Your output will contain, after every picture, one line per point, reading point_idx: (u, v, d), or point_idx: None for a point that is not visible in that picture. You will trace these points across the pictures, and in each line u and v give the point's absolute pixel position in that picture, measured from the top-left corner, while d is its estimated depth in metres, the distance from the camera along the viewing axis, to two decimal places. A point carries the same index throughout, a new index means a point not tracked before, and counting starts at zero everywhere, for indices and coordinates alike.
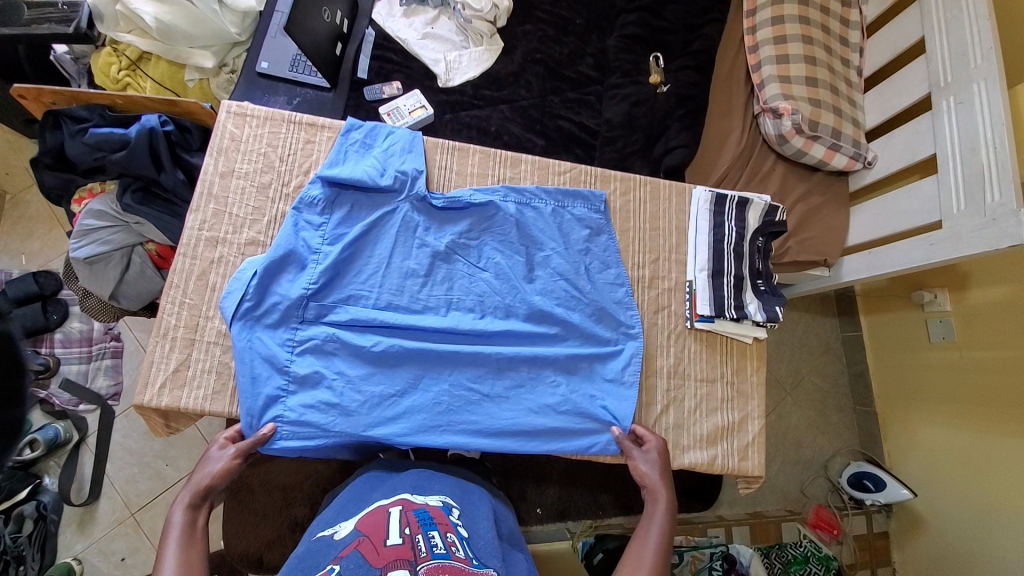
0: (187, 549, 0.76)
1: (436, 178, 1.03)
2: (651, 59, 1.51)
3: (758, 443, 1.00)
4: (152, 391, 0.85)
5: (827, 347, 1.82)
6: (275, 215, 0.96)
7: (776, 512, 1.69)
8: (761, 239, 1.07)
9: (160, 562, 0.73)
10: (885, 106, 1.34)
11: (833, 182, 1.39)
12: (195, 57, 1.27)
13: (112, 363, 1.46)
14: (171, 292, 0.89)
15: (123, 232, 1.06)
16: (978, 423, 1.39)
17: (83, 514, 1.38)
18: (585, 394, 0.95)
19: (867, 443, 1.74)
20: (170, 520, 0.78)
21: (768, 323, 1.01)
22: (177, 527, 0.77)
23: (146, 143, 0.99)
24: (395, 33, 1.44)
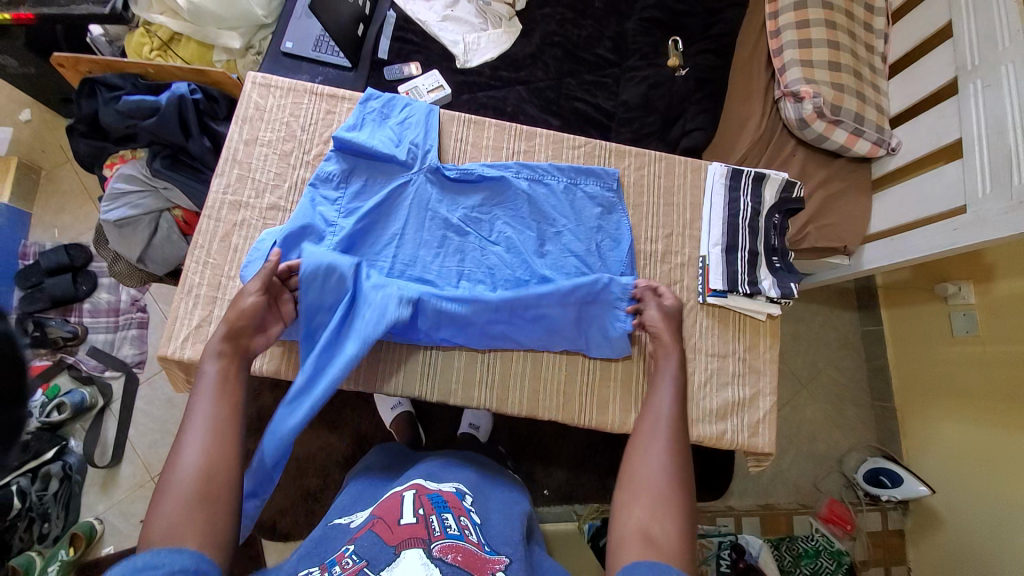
0: (219, 392, 0.73)
1: (451, 151, 1.05)
2: (670, 43, 1.51)
3: (768, 420, 0.99)
4: (176, 344, 0.89)
5: (846, 340, 1.79)
6: (296, 181, 0.98)
7: (788, 504, 1.66)
8: (777, 216, 1.06)
9: (196, 403, 0.71)
10: (910, 91, 1.31)
11: (854, 168, 1.37)
12: (223, 38, 1.31)
13: (138, 333, 1.51)
14: (196, 252, 0.93)
15: (152, 197, 1.10)
16: (1001, 419, 1.35)
17: (106, 476, 1.44)
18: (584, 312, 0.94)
19: (884, 439, 1.71)
20: (204, 363, 0.76)
21: (782, 299, 1.01)
22: (212, 369, 0.75)
23: (175, 110, 1.03)
24: (415, 14, 1.46)
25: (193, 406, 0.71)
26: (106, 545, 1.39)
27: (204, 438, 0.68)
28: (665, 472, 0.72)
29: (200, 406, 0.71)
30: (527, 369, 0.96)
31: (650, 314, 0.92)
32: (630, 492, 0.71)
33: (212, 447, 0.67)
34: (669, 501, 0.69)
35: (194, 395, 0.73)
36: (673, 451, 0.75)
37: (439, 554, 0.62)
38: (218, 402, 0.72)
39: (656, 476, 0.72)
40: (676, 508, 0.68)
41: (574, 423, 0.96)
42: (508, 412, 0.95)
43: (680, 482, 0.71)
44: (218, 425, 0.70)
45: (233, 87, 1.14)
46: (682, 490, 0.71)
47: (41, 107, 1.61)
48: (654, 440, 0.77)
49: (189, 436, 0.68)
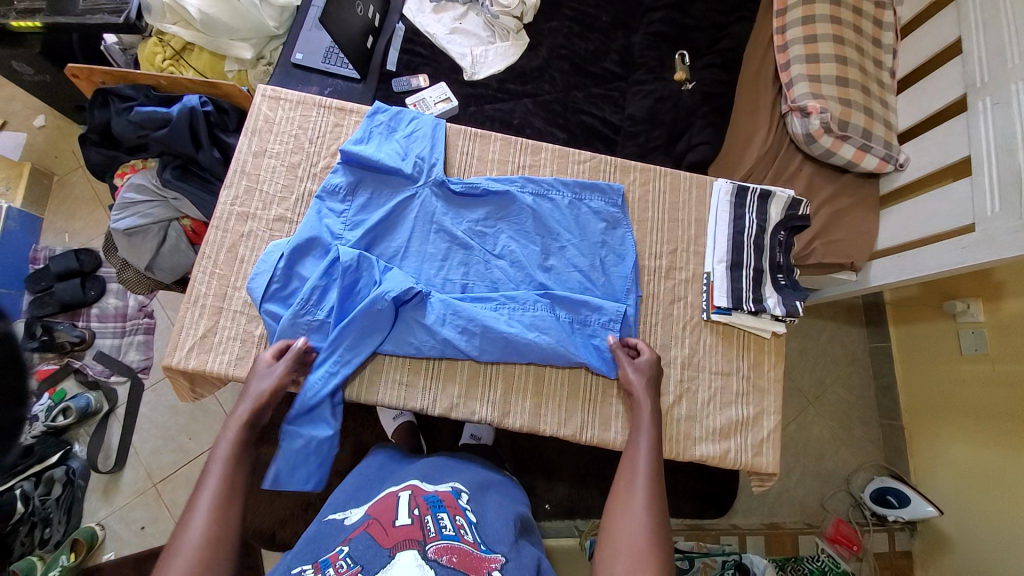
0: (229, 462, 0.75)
1: (456, 164, 1.05)
2: (676, 57, 1.52)
3: (773, 440, 0.98)
4: (182, 354, 0.89)
5: (853, 357, 1.77)
6: (303, 193, 0.99)
7: (793, 523, 1.64)
8: (782, 233, 1.04)
9: (207, 474, 0.73)
10: (919, 108, 1.30)
11: (861, 184, 1.36)
12: (235, 49, 1.33)
13: (143, 338, 1.52)
14: (202, 262, 0.93)
15: (162, 207, 1.11)
16: (1011, 440, 1.33)
17: (108, 482, 1.44)
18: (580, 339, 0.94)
19: (892, 458, 1.68)
20: (224, 433, 0.77)
21: (787, 317, 0.99)
22: (230, 439, 0.77)
23: (186, 122, 1.05)
24: (423, 27, 1.47)
25: (206, 476, 0.73)
26: (106, 551, 1.40)
27: (210, 517, 0.68)
28: (645, 527, 0.72)
29: (212, 475, 0.73)
30: (529, 385, 0.95)
31: (632, 368, 0.91)
32: (610, 549, 0.72)
33: (215, 527, 0.68)
34: (648, 560, 0.69)
35: (210, 463, 0.74)
36: (652, 502, 0.76)
37: (434, 555, 0.62)
38: (229, 478, 0.73)
39: (634, 532, 0.72)
40: (656, 563, 0.69)
41: (575, 440, 0.95)
42: (509, 426, 0.94)
43: (658, 538, 0.72)
44: (225, 501, 0.71)
45: (243, 99, 1.15)
46: (661, 545, 0.71)
47: (54, 115, 1.64)
48: (631, 493, 0.77)
49: (196, 511, 0.69)
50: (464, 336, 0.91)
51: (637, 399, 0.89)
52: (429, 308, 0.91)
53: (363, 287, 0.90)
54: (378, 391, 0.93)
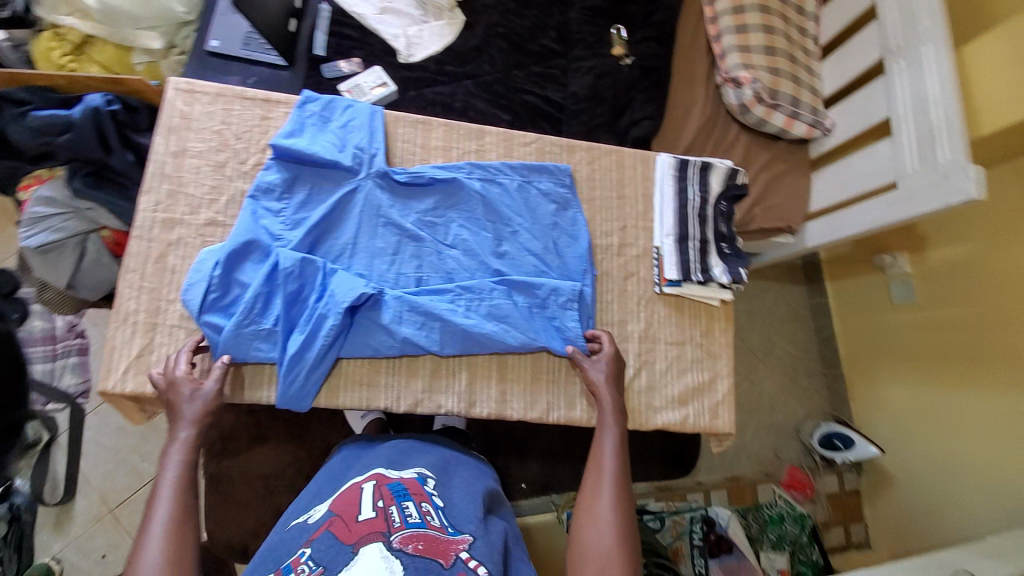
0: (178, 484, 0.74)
1: (398, 153, 1.02)
2: (613, 32, 1.52)
3: (727, 401, 1.03)
4: (117, 377, 0.84)
5: (797, 314, 1.88)
6: (234, 194, 0.93)
7: (753, 474, 1.75)
8: (724, 203, 1.09)
9: (155, 498, 0.73)
10: (842, 73, 1.37)
11: (794, 150, 1.42)
12: (142, 39, 1.22)
13: (79, 360, 1.42)
14: (127, 276, 0.87)
15: (76, 218, 1.02)
16: (940, 377, 1.46)
17: (59, 512, 1.35)
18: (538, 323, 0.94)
19: (836, 404, 1.81)
20: (168, 458, 0.76)
21: (733, 284, 1.04)
22: (176, 465, 0.75)
23: (91, 124, 0.96)
24: (350, 7, 1.40)
25: (155, 503, 0.72)
26: None
27: (164, 544, 0.69)
28: (611, 529, 0.76)
29: (162, 501, 0.72)
30: (493, 373, 0.96)
31: (596, 371, 0.92)
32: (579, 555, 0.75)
33: (173, 552, 0.69)
34: (615, 564, 0.73)
35: (157, 489, 0.74)
36: (616, 504, 0.79)
37: (399, 546, 0.62)
38: (179, 504, 0.73)
39: (602, 537, 0.76)
40: (623, 562, 0.74)
41: (543, 422, 0.97)
42: (475, 415, 0.94)
43: (623, 539, 0.76)
44: (178, 525, 0.71)
45: (155, 95, 1.06)
46: (625, 543, 0.76)
47: None
48: (596, 496, 0.80)
49: (150, 538, 0.69)
50: (422, 332, 0.89)
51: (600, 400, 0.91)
52: (385, 307, 0.89)
53: (312, 291, 0.86)
54: (338, 395, 0.91)
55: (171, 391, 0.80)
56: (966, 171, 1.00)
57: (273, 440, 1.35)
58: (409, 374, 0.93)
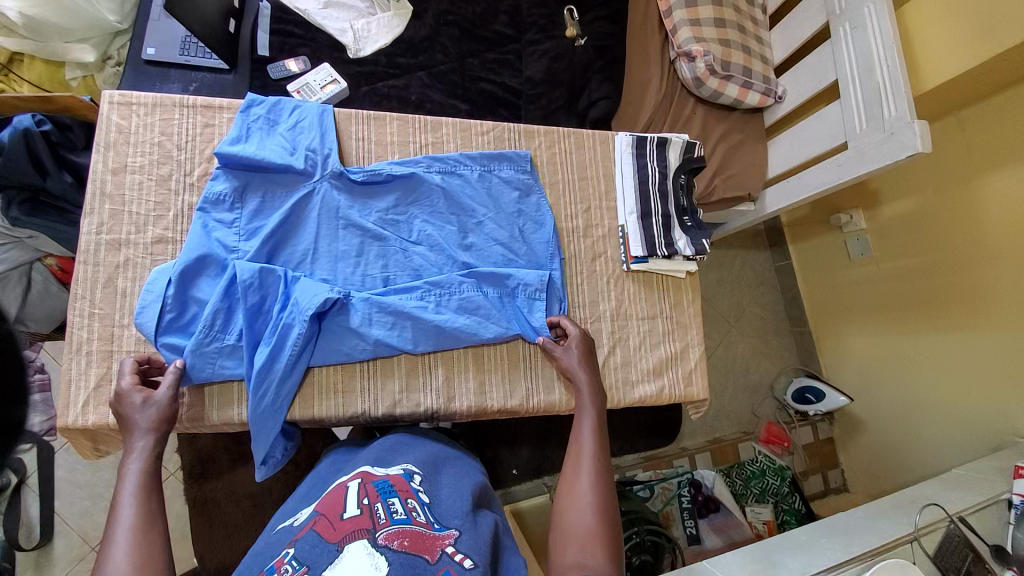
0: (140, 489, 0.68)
1: (353, 152, 1.00)
2: (565, 12, 1.51)
3: (700, 368, 1.07)
4: (76, 411, 0.81)
5: (763, 278, 1.94)
6: (181, 209, 0.90)
7: (733, 435, 1.81)
8: (683, 176, 1.11)
9: (117, 506, 0.66)
10: (790, 40, 1.40)
11: (748, 119, 1.46)
12: (74, 53, 1.15)
13: (40, 396, 1.35)
14: (77, 304, 0.83)
15: (17, 249, 0.97)
16: (902, 326, 1.53)
17: (38, 556, 1.30)
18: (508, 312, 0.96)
19: (805, 360, 1.89)
20: (127, 467, 0.70)
21: (697, 255, 1.06)
22: (136, 472, 0.70)
23: (23, 146, 0.90)
24: (292, 3, 1.35)
25: (116, 512, 0.65)
26: None
27: (132, 546, 0.62)
28: (591, 508, 0.73)
29: (124, 506, 0.66)
30: (469, 365, 0.96)
31: (569, 355, 0.92)
32: (560, 539, 0.71)
33: (143, 553, 0.62)
34: (596, 543, 0.70)
35: (117, 499, 0.67)
36: (595, 484, 0.76)
37: (384, 542, 0.61)
38: (143, 507, 0.67)
39: (581, 518, 0.72)
40: (605, 541, 0.70)
41: (524, 408, 0.98)
42: (456, 409, 0.95)
43: (604, 518, 0.72)
44: (146, 527, 0.65)
45: (88, 111, 1.00)
46: (606, 522, 0.72)
47: None
48: (575, 478, 0.78)
49: (114, 545, 0.62)
50: (393, 331, 0.89)
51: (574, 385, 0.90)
52: (353, 311, 0.88)
53: (275, 302, 0.85)
54: (313, 405, 0.90)
55: (123, 410, 0.75)
56: (910, 126, 1.03)
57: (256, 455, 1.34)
58: (384, 377, 0.93)
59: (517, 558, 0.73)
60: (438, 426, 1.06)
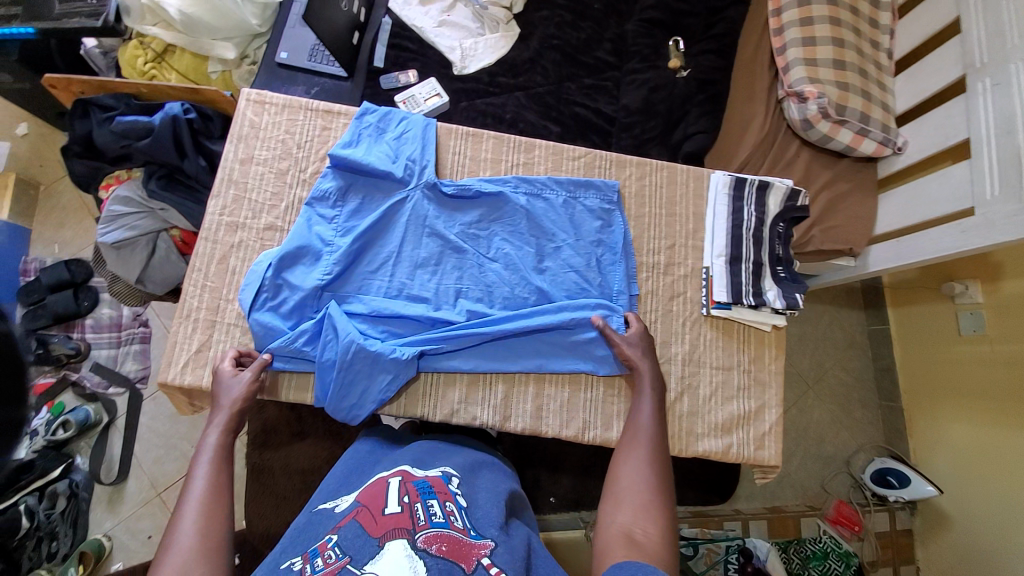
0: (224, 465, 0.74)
1: (449, 164, 1.03)
2: (671, 44, 1.48)
3: (775, 432, 0.98)
4: (176, 369, 0.88)
5: (852, 341, 1.77)
6: (293, 200, 0.97)
7: (795, 506, 1.65)
8: (782, 225, 1.04)
9: (192, 475, 0.73)
10: (916, 90, 1.28)
11: (861, 168, 1.34)
12: (217, 49, 1.30)
13: (140, 347, 1.51)
14: (193, 275, 0.92)
15: (149, 218, 1.08)
16: (1008, 419, 1.35)
17: (112, 492, 1.44)
18: (571, 342, 0.95)
19: (891, 439, 1.69)
20: (205, 440, 0.78)
21: (788, 310, 0.98)
22: (211, 448, 0.77)
23: (169, 130, 1.02)
24: (411, 21, 1.43)
25: (191, 482, 0.72)
26: (115, 561, 1.40)
27: (200, 515, 0.69)
28: (644, 483, 0.73)
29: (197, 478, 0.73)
30: (529, 389, 0.95)
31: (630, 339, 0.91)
32: (610, 502, 0.72)
33: (206, 526, 0.68)
34: (641, 499, 0.71)
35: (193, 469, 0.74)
36: (651, 463, 0.77)
37: (423, 545, 0.61)
38: (213, 483, 0.73)
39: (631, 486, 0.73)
40: (657, 513, 0.70)
41: (578, 441, 0.95)
42: (510, 429, 0.93)
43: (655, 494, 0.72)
44: (212, 504, 0.71)
45: (227, 105, 1.12)
46: (659, 497, 0.72)
47: (38, 122, 1.62)
48: (629, 454, 0.78)
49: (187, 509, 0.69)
50: (460, 346, 0.92)
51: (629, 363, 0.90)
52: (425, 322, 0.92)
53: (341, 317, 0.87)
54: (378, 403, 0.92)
55: (217, 388, 0.82)
56: None
57: (312, 435, 1.40)
58: (438, 384, 0.93)
59: (551, 568, 0.71)
60: (483, 434, 1.06)
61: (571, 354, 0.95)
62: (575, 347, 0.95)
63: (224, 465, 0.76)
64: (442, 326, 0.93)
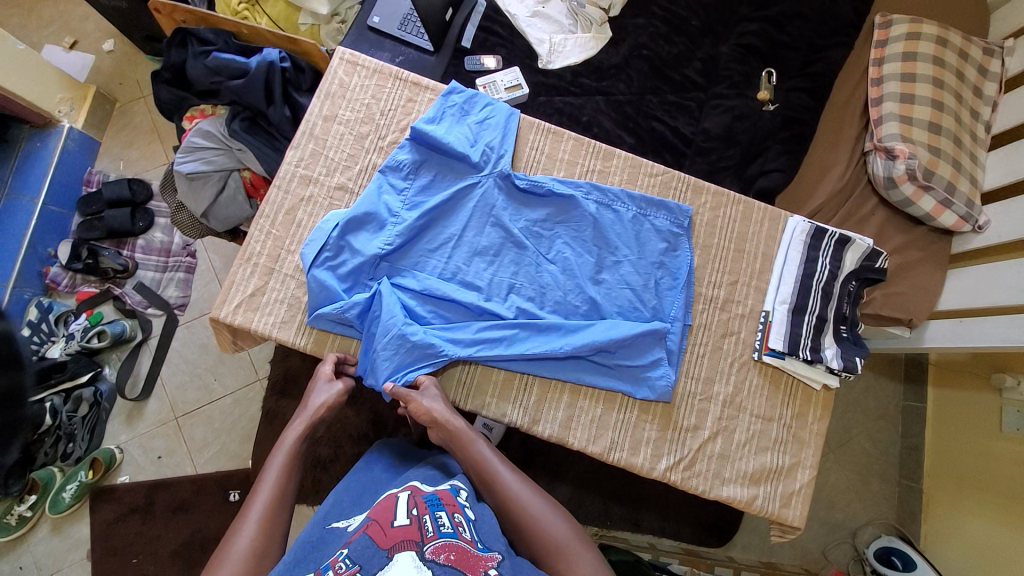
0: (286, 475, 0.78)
1: (524, 158, 1.02)
2: (764, 74, 1.41)
3: (803, 494, 0.95)
4: (229, 308, 0.90)
5: (884, 413, 1.69)
6: (367, 165, 0.97)
7: (791, 566, 1.61)
8: (852, 283, 1.00)
9: (262, 478, 0.77)
10: (1012, 169, 1.21)
11: (935, 240, 1.28)
12: (311, 3, 1.30)
13: (184, 276, 1.54)
14: (261, 221, 0.93)
15: (225, 155, 1.10)
16: None
17: (132, 408, 1.48)
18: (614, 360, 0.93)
19: (904, 521, 1.63)
20: (281, 443, 0.81)
21: (844, 372, 0.95)
22: (284, 452, 0.80)
23: (263, 76, 1.03)
24: (506, 6, 1.42)
25: (258, 487, 0.76)
26: (122, 474, 1.45)
27: (262, 524, 0.72)
28: (533, 498, 0.77)
29: (266, 484, 0.76)
30: (564, 398, 0.93)
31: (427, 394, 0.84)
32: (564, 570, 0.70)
33: (261, 541, 0.71)
34: (545, 511, 0.76)
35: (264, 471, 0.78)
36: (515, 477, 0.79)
37: (432, 556, 0.61)
38: (278, 493, 0.76)
39: (559, 536, 0.73)
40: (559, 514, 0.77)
41: (601, 460, 0.93)
42: (536, 434, 0.92)
43: (563, 513, 0.76)
44: (272, 513, 0.74)
45: (321, 59, 1.13)
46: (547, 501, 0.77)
47: (126, 40, 1.66)
48: (511, 492, 0.77)
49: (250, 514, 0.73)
50: (504, 341, 0.90)
51: (443, 427, 0.82)
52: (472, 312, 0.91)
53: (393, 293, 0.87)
54: None
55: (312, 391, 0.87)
56: None
57: None
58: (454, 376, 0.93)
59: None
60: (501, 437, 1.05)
61: (613, 371, 0.93)
62: (619, 368, 0.93)
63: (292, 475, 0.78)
64: (489, 318, 0.92)
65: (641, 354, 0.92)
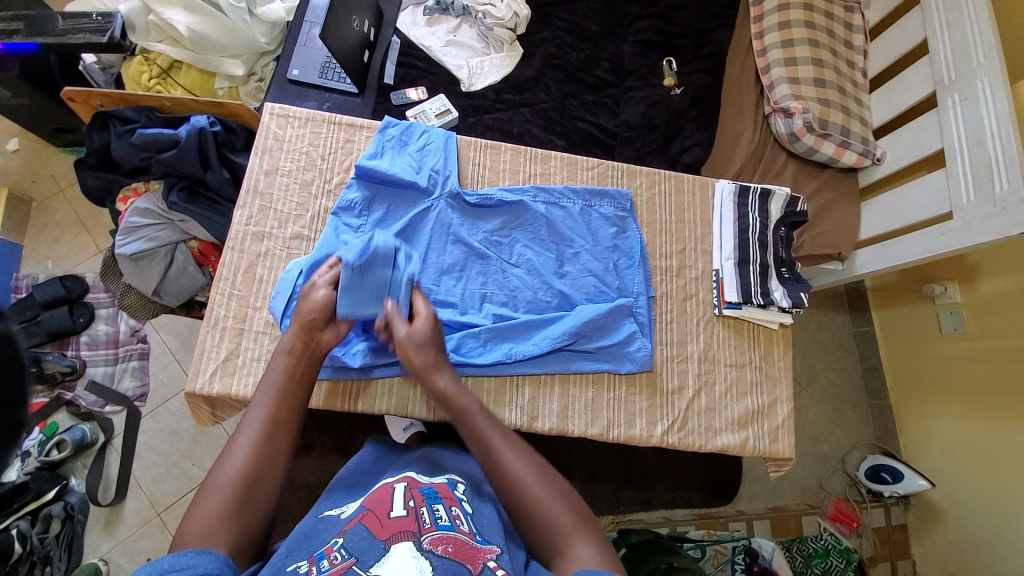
0: (278, 398, 0.76)
1: (470, 175, 1.07)
2: (664, 63, 1.55)
3: (787, 426, 1.03)
4: (204, 378, 0.88)
5: (840, 343, 1.84)
6: (319, 211, 0.99)
7: (796, 506, 1.69)
8: (783, 229, 1.11)
9: (255, 400, 0.75)
10: (891, 106, 1.38)
11: (843, 179, 1.43)
12: (226, 66, 1.32)
13: (138, 364, 1.48)
14: (221, 284, 0.93)
15: (167, 229, 1.09)
16: (985, 413, 1.45)
17: (109, 514, 1.39)
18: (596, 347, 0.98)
19: (882, 437, 1.76)
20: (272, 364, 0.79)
21: (794, 308, 1.04)
22: (276, 373, 0.78)
23: (195, 143, 1.03)
24: (419, 40, 1.49)
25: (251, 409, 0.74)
26: None
27: (255, 447, 0.70)
28: (530, 478, 0.72)
29: (260, 404, 0.75)
30: (555, 389, 0.97)
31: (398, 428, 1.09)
32: (560, 550, 0.66)
33: (255, 465, 0.69)
34: (543, 493, 0.70)
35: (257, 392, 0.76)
36: (513, 453, 0.75)
37: (430, 547, 0.60)
38: (272, 415, 0.74)
39: (555, 517, 0.68)
40: (558, 494, 0.71)
41: (603, 440, 0.97)
42: (538, 430, 0.95)
43: (562, 494, 0.71)
44: (267, 439, 0.72)
45: (251, 119, 1.14)
46: (547, 483, 0.72)
47: (32, 138, 1.60)
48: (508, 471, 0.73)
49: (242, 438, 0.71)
50: (488, 348, 0.94)
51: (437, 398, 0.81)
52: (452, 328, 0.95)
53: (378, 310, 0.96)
54: (407, 406, 0.96)
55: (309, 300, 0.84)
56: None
57: (320, 449, 1.28)
58: (412, 389, 0.96)
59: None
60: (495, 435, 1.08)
61: (596, 355, 0.98)
62: (599, 351, 0.98)
63: (283, 398, 0.76)
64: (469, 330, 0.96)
65: (616, 335, 0.98)
